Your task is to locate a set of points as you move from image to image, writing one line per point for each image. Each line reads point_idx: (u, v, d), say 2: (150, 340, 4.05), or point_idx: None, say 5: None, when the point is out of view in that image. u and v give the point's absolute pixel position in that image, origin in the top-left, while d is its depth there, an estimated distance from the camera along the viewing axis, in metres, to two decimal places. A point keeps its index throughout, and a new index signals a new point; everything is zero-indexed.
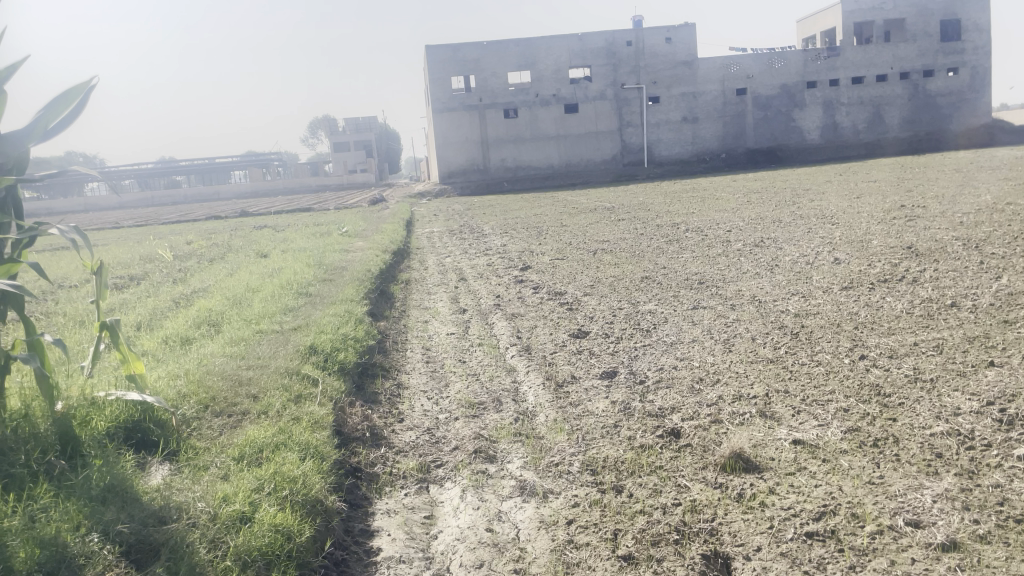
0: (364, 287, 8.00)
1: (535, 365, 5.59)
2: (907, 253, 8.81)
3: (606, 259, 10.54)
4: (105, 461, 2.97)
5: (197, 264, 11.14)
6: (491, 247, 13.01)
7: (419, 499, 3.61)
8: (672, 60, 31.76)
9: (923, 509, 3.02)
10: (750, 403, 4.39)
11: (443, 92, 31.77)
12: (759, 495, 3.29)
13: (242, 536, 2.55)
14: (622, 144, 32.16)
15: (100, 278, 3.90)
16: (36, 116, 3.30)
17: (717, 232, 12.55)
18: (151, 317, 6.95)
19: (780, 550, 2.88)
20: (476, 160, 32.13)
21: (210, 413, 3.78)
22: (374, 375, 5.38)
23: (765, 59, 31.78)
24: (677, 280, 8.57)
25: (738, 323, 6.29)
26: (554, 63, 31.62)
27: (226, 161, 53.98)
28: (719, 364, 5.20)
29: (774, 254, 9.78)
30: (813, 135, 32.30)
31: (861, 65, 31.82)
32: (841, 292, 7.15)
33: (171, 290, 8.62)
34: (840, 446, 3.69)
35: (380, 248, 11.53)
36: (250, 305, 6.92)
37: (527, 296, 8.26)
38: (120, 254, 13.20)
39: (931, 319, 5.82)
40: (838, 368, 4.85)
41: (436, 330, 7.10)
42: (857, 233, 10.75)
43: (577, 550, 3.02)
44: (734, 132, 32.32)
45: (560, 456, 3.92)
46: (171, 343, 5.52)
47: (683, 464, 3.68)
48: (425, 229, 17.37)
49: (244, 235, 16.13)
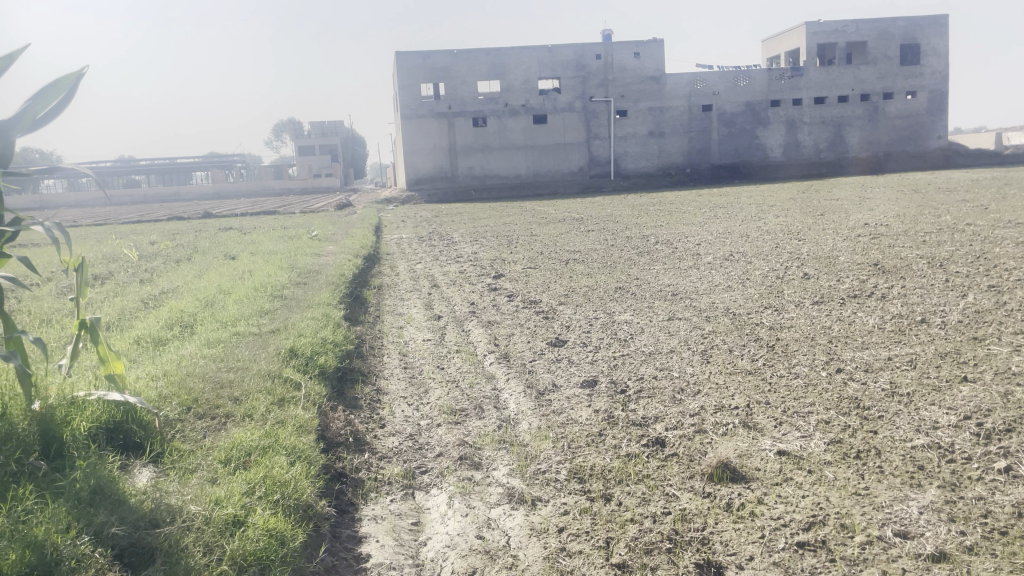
0: (338, 291, 7.93)
1: (515, 373, 5.57)
2: (874, 269, 8.99)
3: (579, 269, 10.60)
4: (90, 463, 2.89)
5: (163, 265, 10.95)
6: (462, 255, 12.98)
7: (406, 506, 3.56)
8: (640, 74, 32.06)
9: (911, 520, 3.07)
10: (733, 413, 4.43)
11: (412, 98, 31.67)
12: (749, 505, 3.32)
13: (238, 542, 2.48)
14: (590, 155, 32.41)
15: (82, 275, 3.82)
16: (23, 107, 3.21)
17: (687, 245, 12.69)
18: (119, 317, 6.82)
19: (772, 559, 2.90)
20: (444, 168, 32.12)
21: (193, 415, 3.70)
22: (353, 379, 5.33)
23: (731, 77, 32.28)
24: (651, 291, 8.65)
25: (714, 335, 6.35)
26: (524, 74, 31.73)
27: (188, 161, 53.21)
28: (700, 375, 5.24)
29: (744, 268, 9.92)
30: (776, 152, 32.91)
31: (823, 86, 32.48)
32: (813, 306, 7.27)
33: (138, 290, 8.47)
34: (824, 457, 3.74)
35: (352, 253, 11.46)
36: (224, 306, 6.83)
37: (502, 304, 8.26)
38: (83, 253, 12.97)
39: (902, 335, 5.94)
40: (816, 381, 4.92)
41: (412, 336, 7.07)
42: (824, 249, 10.95)
43: (571, 558, 3.01)
44: (699, 147, 32.75)
45: (546, 463, 3.90)
46: (143, 344, 5.41)
47: (670, 474, 3.69)
48: (393, 235, 17.28)
49: (211, 236, 15.88)
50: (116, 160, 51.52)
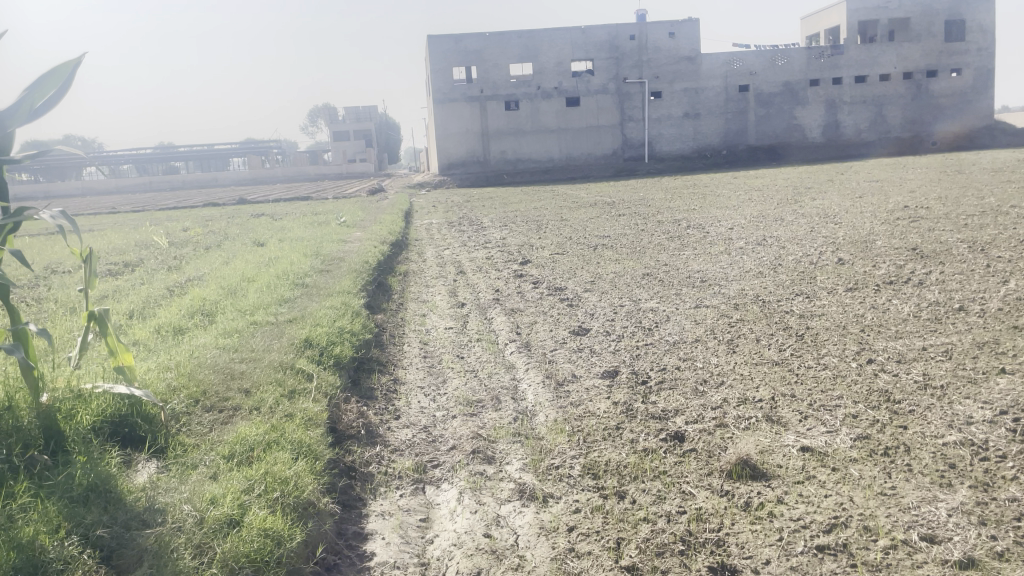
0: (361, 278, 7.86)
1: (535, 363, 5.46)
2: (912, 254, 8.71)
3: (607, 254, 10.45)
4: (90, 458, 2.86)
5: (193, 251, 11.00)
6: (490, 240, 12.88)
7: (415, 501, 3.49)
8: (675, 55, 31.57)
9: (938, 523, 2.91)
10: (756, 407, 4.28)
11: (444, 82, 31.56)
12: (768, 504, 3.18)
13: (229, 541, 2.42)
14: (624, 138, 31.99)
15: (89, 267, 3.78)
16: (22, 96, 3.16)
17: (719, 229, 12.45)
18: (143, 305, 6.83)
19: (790, 564, 2.76)
20: (477, 152, 31.99)
21: (201, 408, 3.67)
22: (370, 369, 5.28)
23: (769, 57, 31.64)
24: (679, 278, 8.46)
25: (742, 324, 6.17)
26: (556, 56, 31.42)
27: (226, 147, 53.80)
28: (724, 366, 5.09)
29: (777, 253, 9.68)
30: (815, 133, 32.22)
31: (864, 64, 31.68)
32: (847, 293, 7.04)
33: (165, 278, 8.50)
34: (849, 454, 3.58)
35: (379, 239, 11.42)
36: (245, 295, 6.79)
37: (527, 291, 8.13)
38: (117, 240, 13.11)
39: (938, 323, 5.73)
40: (845, 373, 4.74)
41: (434, 324, 6.99)
42: (860, 233, 10.64)
43: (579, 559, 2.91)
44: (736, 128, 32.18)
45: (560, 458, 3.80)
46: (164, 333, 5.42)
47: (688, 470, 3.57)
48: (423, 220, 17.21)
49: (241, 223, 15.98)
50: (156, 147, 52.35)
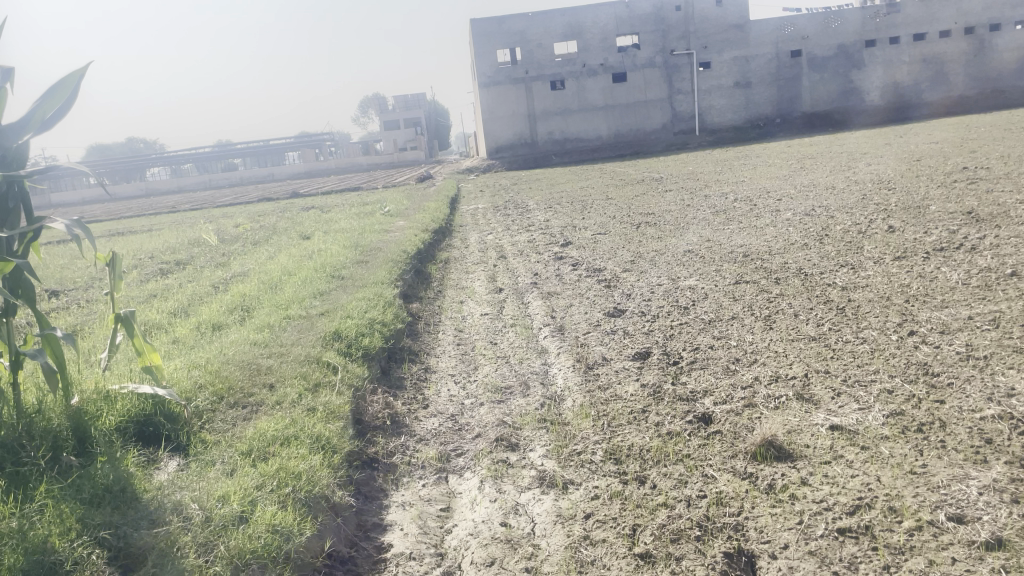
0: (399, 268, 7.92)
1: (567, 347, 5.41)
2: (967, 218, 8.38)
3: (650, 232, 10.31)
4: (110, 458, 2.97)
5: (242, 247, 11.23)
6: (533, 223, 12.81)
7: (436, 491, 3.50)
8: (723, 23, 30.80)
9: (968, 502, 2.79)
10: (788, 385, 4.16)
11: (489, 65, 31.46)
12: (791, 486, 3.09)
13: (235, 538, 2.50)
14: (673, 112, 31.42)
15: (114, 270, 3.91)
16: (33, 106, 3.29)
17: (767, 201, 12.16)
18: (187, 303, 6.98)
19: (808, 548, 2.68)
20: (525, 135, 31.86)
21: (225, 405, 3.77)
22: (401, 359, 5.31)
23: (822, 19, 30.66)
24: (720, 253, 8.29)
25: (781, 299, 6.00)
26: (600, 32, 31.00)
27: (281, 141, 54.68)
28: (759, 343, 4.96)
29: (825, 223, 9.40)
30: (872, 96, 31.13)
31: (923, 22, 30.50)
32: (893, 262, 6.79)
33: (211, 275, 8.68)
34: (881, 432, 3.45)
35: (420, 227, 11.46)
36: (282, 289, 6.90)
37: (565, 274, 8.07)
38: (171, 240, 13.44)
39: (988, 290, 5.48)
40: (885, 346, 4.56)
41: (471, 310, 6.99)
42: (914, 198, 10.24)
43: (593, 547, 2.88)
44: (789, 96, 31.31)
45: (583, 444, 3.77)
46: (203, 330, 5.55)
47: (711, 453, 3.49)
48: (469, 206, 17.23)
49: (291, 216, 16.20)
50: (214, 145, 53.64)
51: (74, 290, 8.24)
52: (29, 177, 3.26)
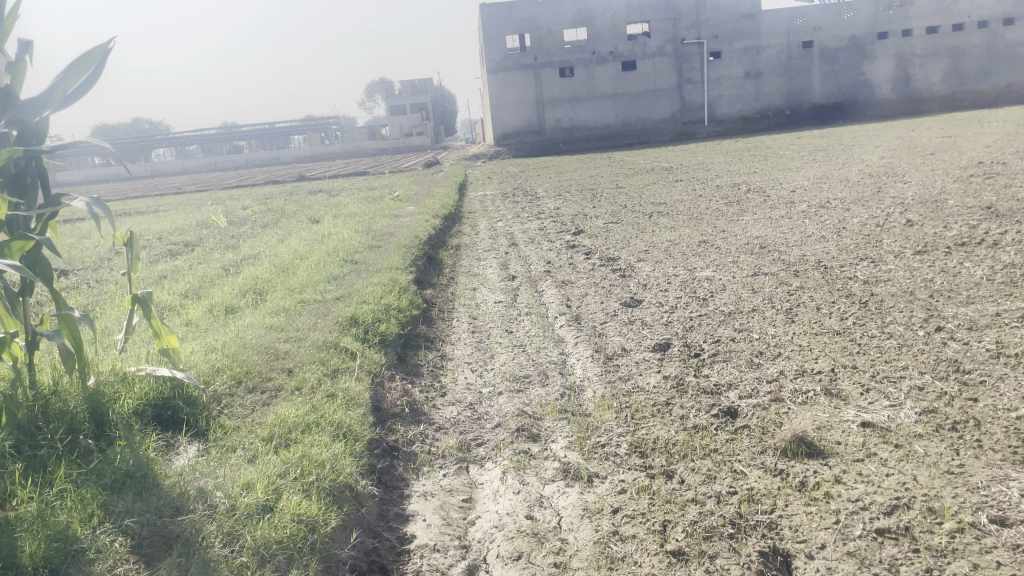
0: (411, 253, 7.84)
1: (585, 336, 5.33)
2: (987, 212, 8.27)
3: (663, 222, 10.22)
4: (129, 442, 2.91)
5: (250, 229, 11.17)
6: (544, 211, 12.72)
7: (458, 481, 3.43)
8: (734, 13, 30.56)
9: (1010, 504, 2.71)
10: (815, 379, 4.08)
11: (498, 51, 31.24)
12: (824, 484, 3.02)
13: (261, 528, 2.45)
14: (682, 101, 31.21)
15: (131, 249, 3.84)
16: (55, 82, 3.20)
17: (780, 192, 12.05)
18: (198, 284, 6.90)
19: (846, 548, 2.61)
20: (533, 122, 31.68)
21: (244, 389, 3.71)
22: (417, 346, 5.24)
23: (834, 10, 30.40)
24: (736, 244, 8.18)
25: (801, 292, 5.90)
26: (611, 19, 30.79)
27: (286, 124, 54.47)
28: (781, 337, 4.87)
29: (841, 215, 9.29)
30: (883, 88, 30.87)
31: (936, 15, 30.23)
32: (914, 256, 6.69)
33: (221, 257, 8.60)
34: (913, 430, 3.37)
35: (431, 213, 11.37)
36: (295, 273, 6.83)
37: (579, 262, 7.98)
38: (179, 221, 13.35)
39: (1014, 287, 5.39)
40: (912, 342, 4.48)
41: (484, 298, 6.91)
42: (930, 192, 10.12)
43: (623, 543, 2.81)
44: (800, 87, 31.08)
45: (606, 436, 3.69)
46: (216, 312, 5.47)
47: (740, 448, 3.41)
48: (477, 192, 17.12)
49: (299, 200, 16.11)
50: (219, 127, 53.48)
51: (84, 270, 8.17)
52: (49, 153, 3.18)
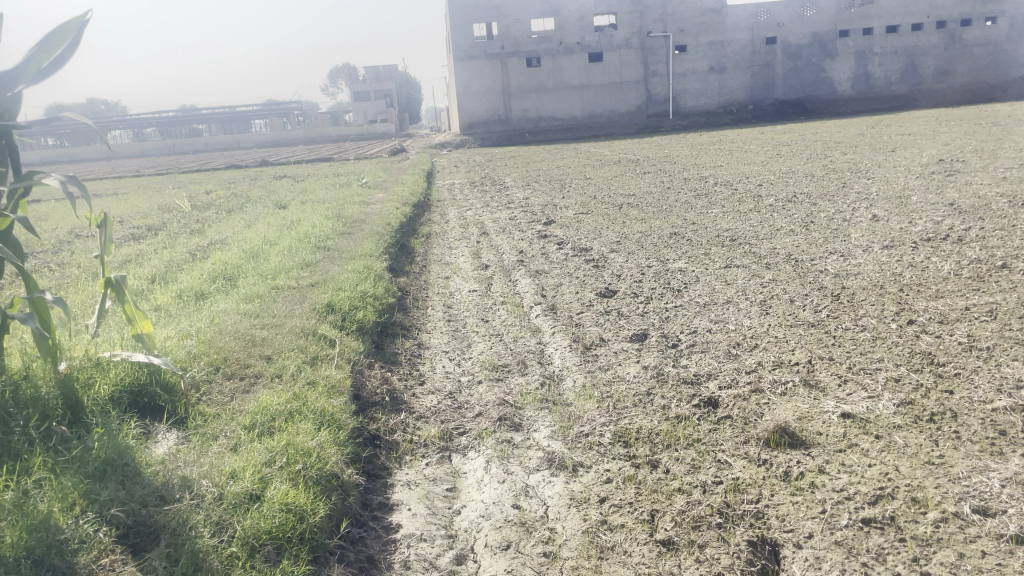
0: (383, 240, 7.76)
1: (562, 326, 5.32)
2: (950, 209, 8.44)
3: (633, 213, 10.26)
4: (107, 429, 2.83)
5: (216, 214, 10.97)
6: (513, 200, 12.68)
7: (441, 470, 3.39)
8: (700, 7, 30.73)
9: (991, 494, 2.77)
10: (792, 371, 4.12)
11: (464, 39, 31.04)
12: (809, 474, 3.05)
13: (250, 518, 2.41)
14: (648, 94, 31.35)
15: (104, 233, 3.72)
16: (29, 56, 3.08)
17: (748, 185, 12.16)
18: (164, 269, 6.75)
19: (834, 538, 2.64)
20: (499, 111, 31.57)
21: (221, 376, 3.64)
22: (394, 334, 5.19)
23: (798, 7, 30.75)
24: (707, 237, 8.24)
25: (774, 285, 5.95)
26: (578, 10, 30.77)
27: (249, 108, 53.62)
28: (757, 328, 4.91)
29: (809, 210, 9.41)
30: (844, 86, 31.35)
31: (896, 14, 30.74)
32: (883, 251, 6.79)
33: (187, 242, 8.42)
34: (893, 421, 3.42)
35: (400, 200, 11.27)
36: (266, 259, 6.71)
37: (551, 252, 7.97)
38: (141, 204, 13.04)
39: (981, 282, 5.49)
40: (886, 335, 4.54)
41: (458, 287, 6.86)
42: (893, 188, 10.29)
43: (612, 532, 2.81)
44: (763, 82, 31.42)
45: (589, 426, 3.69)
46: (186, 298, 5.34)
47: (723, 438, 3.43)
48: (445, 180, 17.01)
49: (263, 185, 15.86)
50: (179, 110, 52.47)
51: (44, 253, 7.92)
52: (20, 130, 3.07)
